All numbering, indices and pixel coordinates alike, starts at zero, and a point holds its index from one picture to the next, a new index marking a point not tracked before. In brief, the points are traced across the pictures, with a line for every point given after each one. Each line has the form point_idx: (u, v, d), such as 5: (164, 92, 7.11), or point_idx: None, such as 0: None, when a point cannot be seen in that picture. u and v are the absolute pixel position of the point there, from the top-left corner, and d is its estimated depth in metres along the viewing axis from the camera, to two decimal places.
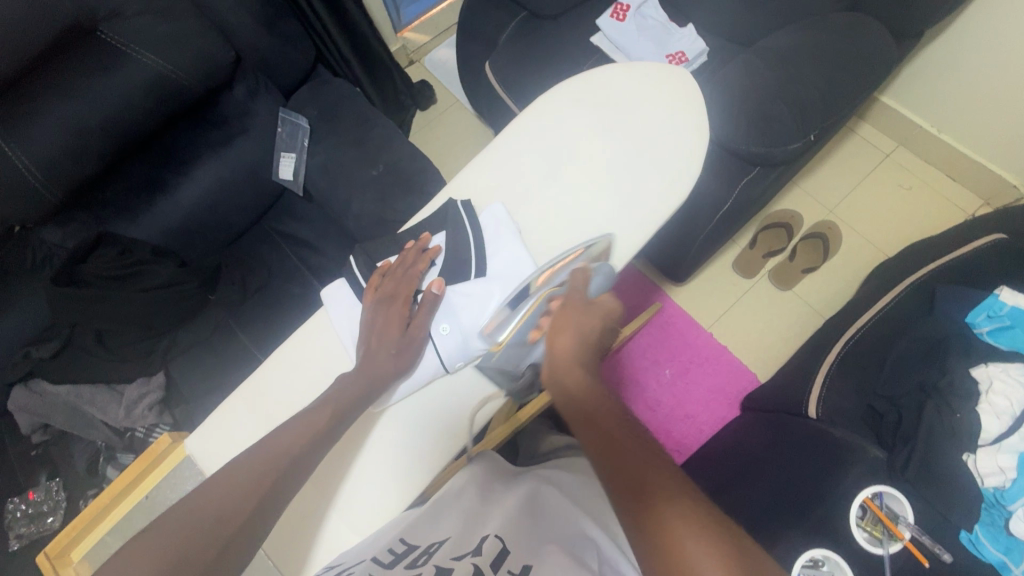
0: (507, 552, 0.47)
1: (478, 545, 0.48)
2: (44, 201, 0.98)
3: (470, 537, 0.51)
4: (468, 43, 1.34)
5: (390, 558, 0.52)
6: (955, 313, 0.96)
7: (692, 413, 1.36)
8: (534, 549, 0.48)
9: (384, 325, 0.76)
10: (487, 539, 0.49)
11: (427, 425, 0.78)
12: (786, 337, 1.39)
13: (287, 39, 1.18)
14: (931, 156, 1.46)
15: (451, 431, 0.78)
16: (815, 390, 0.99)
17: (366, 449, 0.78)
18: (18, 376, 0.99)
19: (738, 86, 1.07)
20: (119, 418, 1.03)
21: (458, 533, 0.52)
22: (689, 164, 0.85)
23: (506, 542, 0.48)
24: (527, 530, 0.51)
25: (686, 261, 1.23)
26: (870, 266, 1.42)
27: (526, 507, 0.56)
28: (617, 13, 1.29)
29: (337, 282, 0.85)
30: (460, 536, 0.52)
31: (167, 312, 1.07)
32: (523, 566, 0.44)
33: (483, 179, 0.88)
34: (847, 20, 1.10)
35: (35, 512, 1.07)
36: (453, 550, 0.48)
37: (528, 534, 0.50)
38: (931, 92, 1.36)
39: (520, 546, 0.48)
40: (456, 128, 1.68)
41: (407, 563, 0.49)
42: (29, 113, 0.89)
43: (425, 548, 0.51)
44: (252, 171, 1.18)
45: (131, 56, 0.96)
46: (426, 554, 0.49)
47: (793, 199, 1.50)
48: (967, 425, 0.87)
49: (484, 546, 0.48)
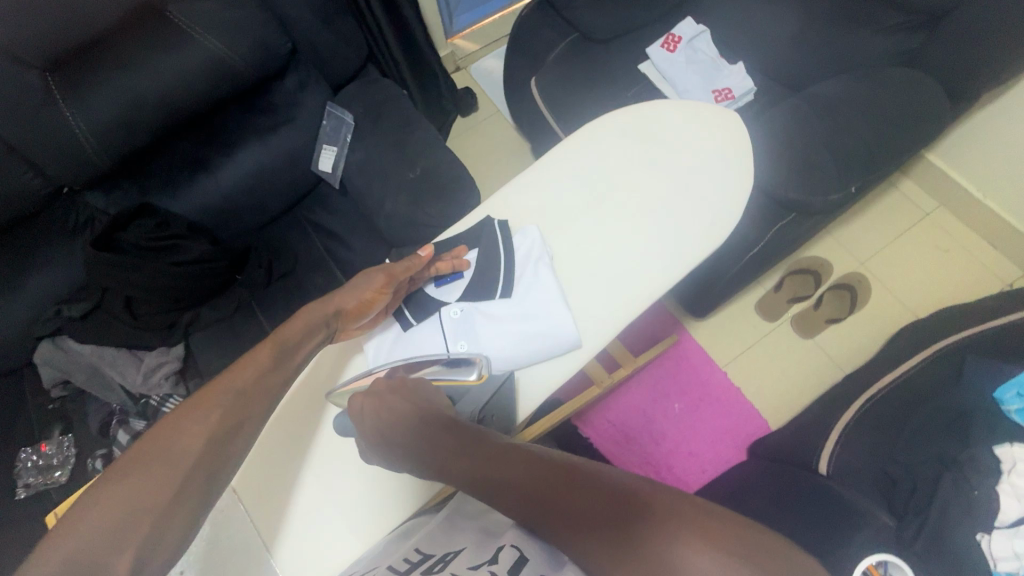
0: (523, 562, 0.47)
1: (494, 554, 0.49)
2: (95, 166, 1.02)
3: (488, 547, 0.52)
4: (516, 57, 1.35)
5: (406, 566, 0.53)
6: (985, 386, 0.94)
7: (696, 450, 1.34)
8: (551, 566, 0.48)
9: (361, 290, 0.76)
10: (504, 550, 0.50)
11: None
12: (802, 386, 1.36)
13: (342, 36, 1.21)
14: (974, 221, 1.43)
15: None
16: (828, 446, 0.96)
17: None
18: (46, 331, 1.03)
19: (782, 130, 1.06)
20: (136, 382, 1.05)
21: (474, 544, 0.54)
22: (729, 207, 0.85)
23: (523, 554, 0.49)
24: (545, 542, 0.52)
25: (708, 298, 1.22)
26: (896, 324, 1.39)
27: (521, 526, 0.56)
28: (668, 44, 1.31)
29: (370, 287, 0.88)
30: (474, 546, 0.53)
31: (194, 287, 1.10)
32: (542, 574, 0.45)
33: (520, 196, 0.89)
34: (903, 74, 1.08)
35: (44, 464, 1.04)
36: (470, 560, 0.49)
37: (544, 545, 0.51)
38: (983, 157, 1.33)
39: (537, 557, 0.48)
40: (494, 138, 1.70)
41: (424, 569, 0.50)
42: (92, 83, 0.93)
43: (441, 556, 0.53)
44: (293, 161, 1.21)
45: (194, 36, 0.99)
46: (442, 563, 0.50)
47: (825, 246, 1.48)
48: (985, 503, 0.85)
49: (501, 555, 0.49)
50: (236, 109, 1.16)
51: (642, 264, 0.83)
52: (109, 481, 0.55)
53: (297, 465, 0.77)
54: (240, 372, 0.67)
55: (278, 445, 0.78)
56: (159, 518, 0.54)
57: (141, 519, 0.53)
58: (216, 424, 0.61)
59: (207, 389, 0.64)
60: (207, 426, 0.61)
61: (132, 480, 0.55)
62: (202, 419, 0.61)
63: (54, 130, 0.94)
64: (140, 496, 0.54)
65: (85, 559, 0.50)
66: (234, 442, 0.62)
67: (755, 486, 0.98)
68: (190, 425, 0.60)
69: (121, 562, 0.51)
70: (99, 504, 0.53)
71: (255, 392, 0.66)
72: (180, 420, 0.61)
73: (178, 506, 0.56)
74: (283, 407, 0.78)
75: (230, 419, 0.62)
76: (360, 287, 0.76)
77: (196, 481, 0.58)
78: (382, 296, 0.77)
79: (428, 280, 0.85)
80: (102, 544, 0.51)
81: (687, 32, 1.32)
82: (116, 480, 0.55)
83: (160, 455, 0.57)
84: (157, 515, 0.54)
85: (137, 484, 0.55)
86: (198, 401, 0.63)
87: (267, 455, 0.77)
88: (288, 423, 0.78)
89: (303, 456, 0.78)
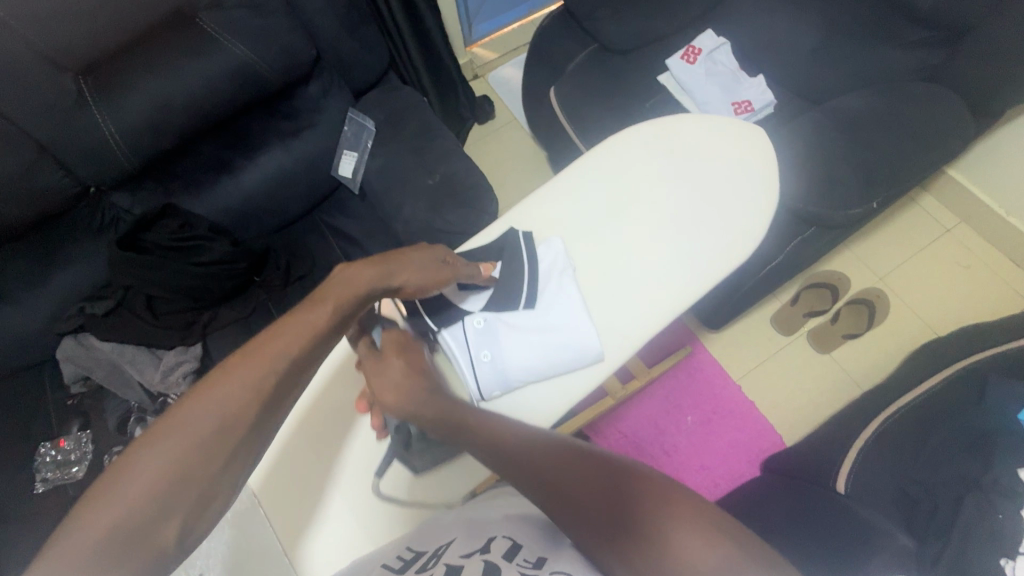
0: (516, 548, 0.49)
1: (485, 544, 0.50)
2: (122, 167, 1.04)
3: (478, 538, 0.53)
4: (536, 66, 1.36)
5: (400, 564, 0.52)
6: (1008, 407, 0.92)
7: (708, 464, 1.33)
8: (546, 547, 0.50)
9: (429, 275, 0.72)
10: (495, 541, 0.51)
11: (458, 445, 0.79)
12: (817, 402, 1.35)
13: (365, 44, 1.22)
14: (996, 238, 1.41)
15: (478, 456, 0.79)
16: (845, 465, 0.95)
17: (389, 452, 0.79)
18: (70, 328, 1.05)
19: (803, 143, 1.06)
20: (155, 381, 1.07)
21: (465, 535, 0.54)
22: (750, 221, 0.84)
23: (516, 542, 0.50)
24: (533, 532, 0.54)
25: (725, 310, 1.21)
26: (915, 342, 1.36)
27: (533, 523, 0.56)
28: (688, 56, 1.31)
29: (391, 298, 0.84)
30: (465, 538, 0.54)
31: (214, 287, 1.11)
32: (537, 558, 0.48)
33: (541, 207, 0.89)
34: (926, 90, 1.08)
35: (62, 459, 1.06)
36: (461, 550, 0.50)
37: (535, 535, 0.53)
38: (1005, 174, 1.31)
39: (529, 543, 0.50)
40: (510, 146, 1.71)
41: (417, 568, 0.50)
42: (123, 86, 0.96)
43: (432, 551, 0.53)
44: (314, 165, 1.22)
45: (222, 42, 1.02)
46: (435, 558, 0.51)
47: (843, 261, 1.46)
48: (1011, 529, 0.82)
49: (492, 545, 0.50)
50: (260, 114, 1.18)
51: (663, 277, 0.83)
52: (146, 439, 0.47)
53: (314, 464, 0.79)
54: (291, 328, 0.57)
55: (293, 444, 0.79)
56: (205, 486, 0.47)
57: (188, 487, 0.46)
58: (267, 381, 0.52)
59: (257, 340, 0.55)
60: (255, 382, 0.52)
61: (172, 440, 0.47)
62: (249, 373, 0.52)
63: (85, 132, 0.96)
64: (183, 460, 0.46)
65: (129, 527, 0.43)
66: (284, 405, 0.54)
67: (770, 502, 0.97)
68: (236, 380, 0.51)
69: (166, 533, 0.45)
70: (138, 466, 0.45)
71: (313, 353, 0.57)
72: (232, 373, 0.52)
73: (225, 475, 0.48)
74: (299, 407, 0.80)
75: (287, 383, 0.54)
76: (426, 272, 0.72)
77: (244, 448, 0.50)
78: (435, 290, 0.74)
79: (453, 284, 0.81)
80: (145, 512, 0.44)
81: (708, 44, 1.32)
82: (156, 438, 0.47)
83: (203, 412, 0.49)
84: (204, 486, 0.47)
85: (179, 446, 0.47)
86: (245, 354, 0.53)
87: (287, 456, 0.79)
88: (309, 427, 0.80)
89: (324, 460, 0.79)
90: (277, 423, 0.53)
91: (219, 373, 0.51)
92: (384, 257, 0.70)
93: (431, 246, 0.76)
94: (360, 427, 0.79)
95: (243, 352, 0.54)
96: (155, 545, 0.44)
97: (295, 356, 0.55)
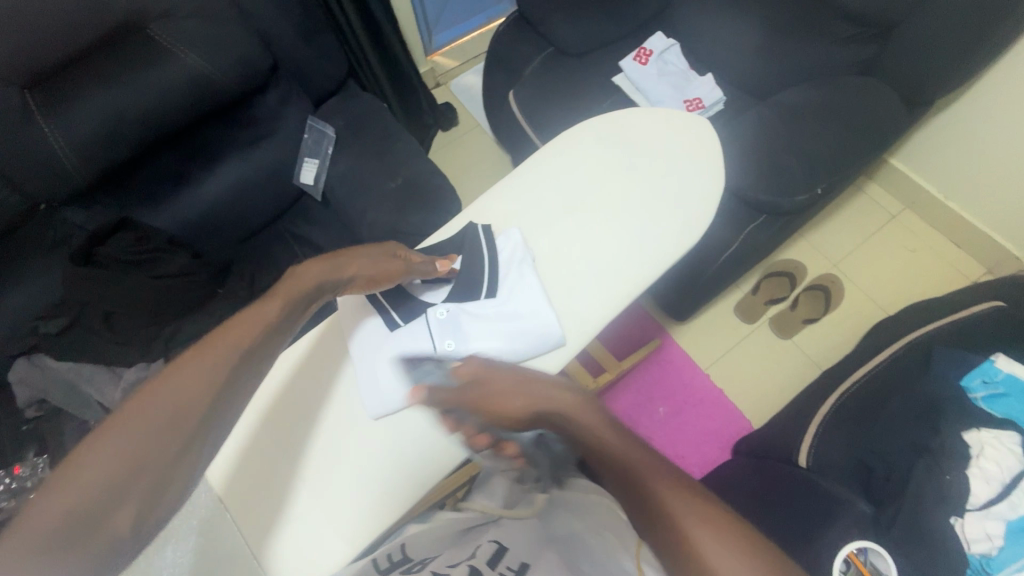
0: None
1: None
2: (74, 180, 1.01)
3: None
4: (495, 71, 1.39)
5: None
6: (951, 374, 0.96)
7: (682, 453, 1.35)
8: None
9: (382, 265, 0.77)
10: None
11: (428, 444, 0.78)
12: (783, 385, 1.40)
13: (324, 52, 1.23)
14: (937, 221, 1.49)
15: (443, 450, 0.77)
16: (808, 439, 0.98)
17: (357, 440, 0.78)
18: (21, 349, 1.01)
19: (750, 135, 1.11)
20: (114, 399, 1.01)
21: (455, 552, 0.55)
22: (703, 208, 0.88)
23: (501, 547, 0.59)
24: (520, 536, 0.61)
25: (689, 300, 1.25)
26: (870, 323, 1.43)
27: None
28: (640, 58, 1.36)
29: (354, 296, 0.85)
30: None
31: (175, 299, 1.09)
32: None
33: (503, 206, 0.91)
34: (860, 82, 1.15)
35: (17, 487, 0.99)
36: None
37: None
38: (940, 159, 1.40)
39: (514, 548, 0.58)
40: (476, 151, 1.73)
41: None
42: (72, 98, 0.94)
43: (419, 560, 0.61)
44: (274, 173, 1.22)
45: (175, 54, 1.02)
46: None
47: (798, 249, 1.53)
48: (957, 488, 0.87)
49: None
50: (218, 124, 1.17)
51: (624, 268, 0.85)
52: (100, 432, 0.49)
53: (287, 470, 0.77)
54: (243, 323, 0.61)
55: (260, 447, 0.77)
56: (158, 473, 0.50)
57: (142, 475, 0.49)
58: (221, 374, 0.56)
59: (208, 339, 0.58)
60: (207, 375, 0.55)
61: (129, 432, 0.50)
62: (204, 366, 0.56)
63: (33, 146, 0.94)
64: (136, 449, 0.49)
65: (80, 517, 0.45)
66: (237, 400, 0.57)
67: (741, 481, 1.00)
68: (189, 374, 0.55)
69: (119, 521, 0.47)
70: (93, 456, 0.48)
71: (257, 349, 0.60)
72: (184, 364, 0.55)
73: (179, 464, 0.51)
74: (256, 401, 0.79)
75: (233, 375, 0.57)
76: (378, 263, 0.77)
77: (197, 441, 0.53)
78: (389, 282, 0.77)
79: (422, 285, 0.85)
80: (100, 498, 0.47)
81: (659, 45, 1.38)
82: (111, 428, 0.50)
83: (156, 406, 0.52)
84: (157, 476, 0.50)
85: (134, 435, 0.50)
86: (197, 350, 0.57)
87: (255, 464, 0.77)
88: (280, 433, 0.78)
89: (295, 468, 0.77)
90: (230, 418, 0.56)
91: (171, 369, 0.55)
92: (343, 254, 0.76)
93: (386, 244, 0.81)
94: (329, 415, 0.79)
95: (195, 350, 0.57)
96: (108, 534, 0.46)
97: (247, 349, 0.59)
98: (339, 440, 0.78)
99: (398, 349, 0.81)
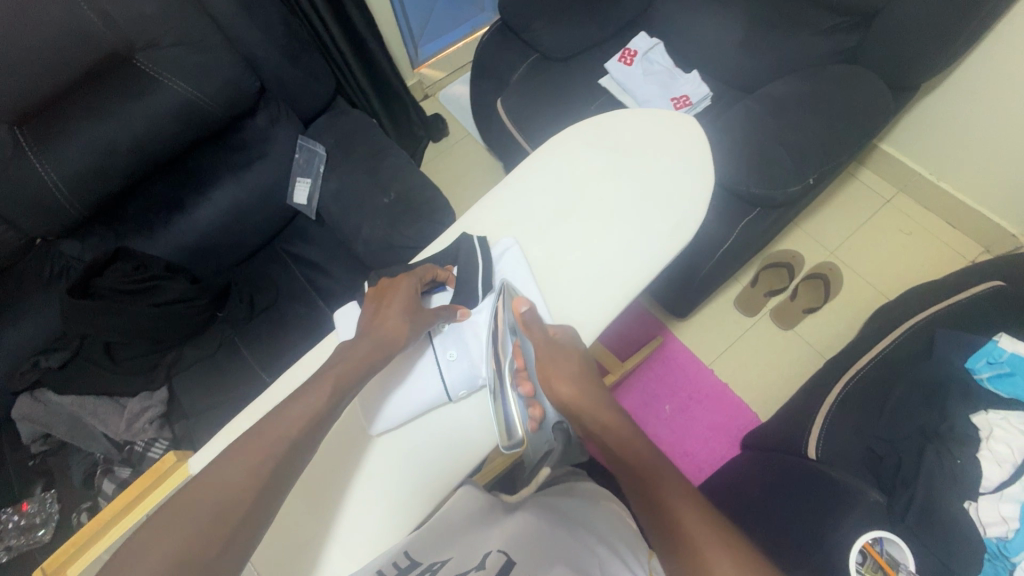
0: (511, 565, 0.48)
1: (481, 560, 0.50)
2: (68, 214, 1.02)
3: (475, 552, 0.51)
4: (482, 80, 1.40)
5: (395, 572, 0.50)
6: (956, 358, 0.95)
7: (691, 450, 1.35)
8: (542, 564, 0.49)
9: (407, 305, 0.74)
10: (490, 556, 0.50)
11: (436, 457, 0.78)
12: (786, 376, 1.39)
13: (311, 72, 1.22)
14: (930, 204, 1.49)
15: (459, 467, 0.77)
16: (815, 429, 0.99)
17: (354, 457, 0.77)
18: (23, 386, 1.00)
19: (739, 130, 1.12)
20: (120, 430, 1.03)
21: (461, 553, 0.51)
22: (694, 206, 0.88)
23: (511, 557, 0.50)
24: (531, 543, 0.52)
25: (688, 296, 1.25)
26: (870, 309, 1.43)
27: (536, 539, 0.53)
28: (625, 58, 1.37)
29: (348, 305, 0.83)
30: (462, 555, 0.51)
31: (178, 326, 1.09)
32: None
33: (496, 215, 0.91)
34: (845, 71, 1.15)
35: (26, 524, 1.01)
36: (459, 565, 0.49)
37: (533, 548, 0.51)
38: (931, 142, 1.40)
39: (526, 557, 0.49)
40: (467, 160, 1.73)
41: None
42: (61, 132, 0.95)
43: (429, 565, 0.50)
44: (268, 195, 1.22)
45: (163, 83, 1.03)
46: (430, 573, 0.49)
47: (795, 239, 1.53)
48: (969, 473, 0.86)
49: (487, 562, 0.50)
50: (208, 150, 1.19)
51: (619, 270, 0.85)
52: (153, 531, 0.50)
53: (299, 502, 0.75)
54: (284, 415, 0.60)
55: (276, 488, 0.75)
56: (207, 566, 0.49)
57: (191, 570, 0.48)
58: (266, 461, 0.56)
59: (253, 434, 0.58)
60: (252, 465, 0.55)
61: (178, 527, 0.50)
62: (247, 458, 0.56)
63: (27, 182, 0.95)
64: (185, 541, 0.49)
65: None
66: (285, 485, 0.57)
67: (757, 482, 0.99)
68: (239, 464, 0.55)
69: None
70: (147, 551, 0.48)
71: (304, 428, 0.60)
72: (231, 458, 0.56)
73: (224, 554, 0.50)
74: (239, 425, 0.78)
75: (273, 453, 0.57)
76: (409, 298, 0.75)
77: (244, 527, 0.53)
78: (420, 319, 0.75)
79: (432, 299, 0.84)
80: None
81: (642, 45, 1.39)
82: (159, 529, 0.50)
83: (206, 497, 0.52)
84: (205, 563, 0.49)
85: (182, 535, 0.49)
86: (243, 444, 0.57)
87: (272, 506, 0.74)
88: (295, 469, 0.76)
89: (305, 497, 0.75)
90: (275, 504, 0.56)
91: (221, 464, 0.55)
92: (380, 292, 0.77)
93: (404, 277, 0.78)
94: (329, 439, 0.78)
95: (239, 445, 0.57)
96: None
97: (292, 440, 0.58)
98: (352, 466, 0.77)
99: (397, 362, 0.79)
